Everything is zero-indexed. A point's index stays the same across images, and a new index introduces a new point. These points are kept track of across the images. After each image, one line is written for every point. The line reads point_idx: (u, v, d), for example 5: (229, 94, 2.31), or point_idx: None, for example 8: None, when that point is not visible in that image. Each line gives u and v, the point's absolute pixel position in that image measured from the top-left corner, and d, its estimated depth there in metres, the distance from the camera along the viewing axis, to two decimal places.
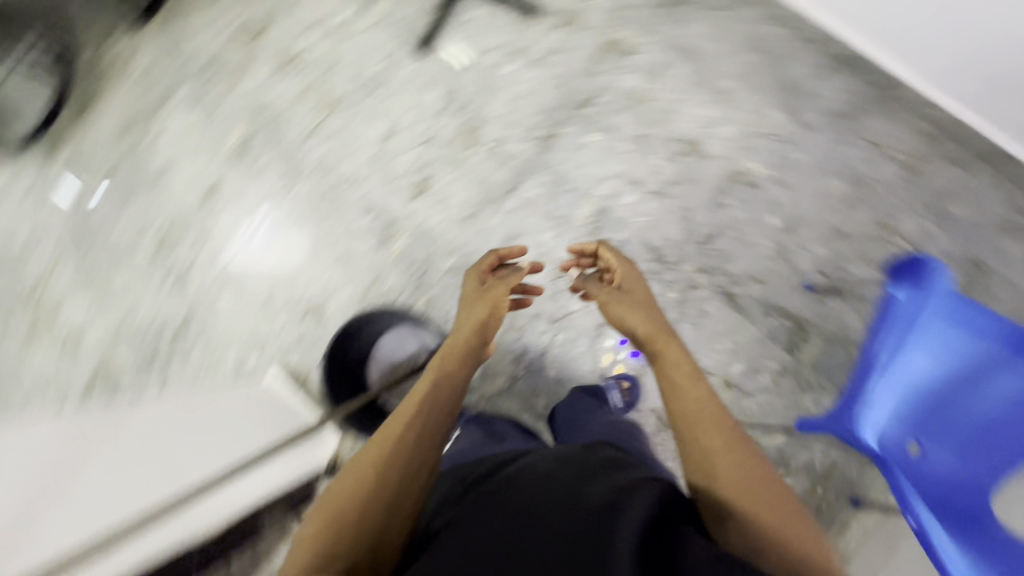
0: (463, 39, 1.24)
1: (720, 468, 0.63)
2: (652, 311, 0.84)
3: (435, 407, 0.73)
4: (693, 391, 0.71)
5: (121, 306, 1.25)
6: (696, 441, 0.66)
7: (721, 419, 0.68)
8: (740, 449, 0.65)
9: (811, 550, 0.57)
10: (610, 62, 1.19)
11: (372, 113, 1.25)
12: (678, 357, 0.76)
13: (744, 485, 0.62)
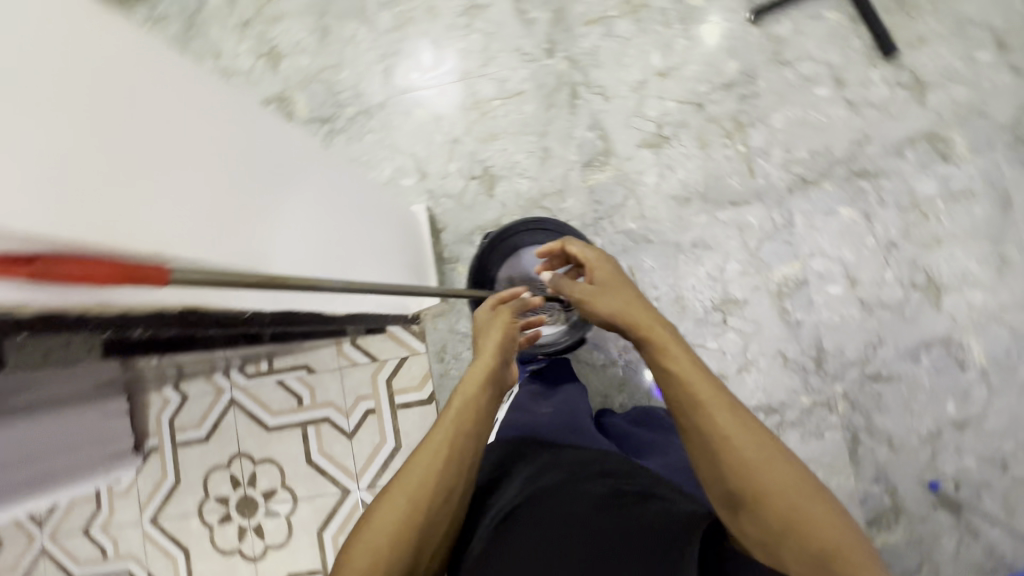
0: (798, 32, 1.10)
1: (734, 454, 0.57)
2: (625, 292, 0.79)
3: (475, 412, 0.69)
4: (691, 375, 0.64)
5: (330, 56, 1.22)
6: (703, 424, 0.60)
7: (734, 405, 0.61)
8: (751, 441, 0.58)
9: (839, 534, 0.51)
10: (919, 153, 1.06)
11: (661, 41, 1.13)
12: (670, 343, 0.69)
13: (766, 478, 0.55)
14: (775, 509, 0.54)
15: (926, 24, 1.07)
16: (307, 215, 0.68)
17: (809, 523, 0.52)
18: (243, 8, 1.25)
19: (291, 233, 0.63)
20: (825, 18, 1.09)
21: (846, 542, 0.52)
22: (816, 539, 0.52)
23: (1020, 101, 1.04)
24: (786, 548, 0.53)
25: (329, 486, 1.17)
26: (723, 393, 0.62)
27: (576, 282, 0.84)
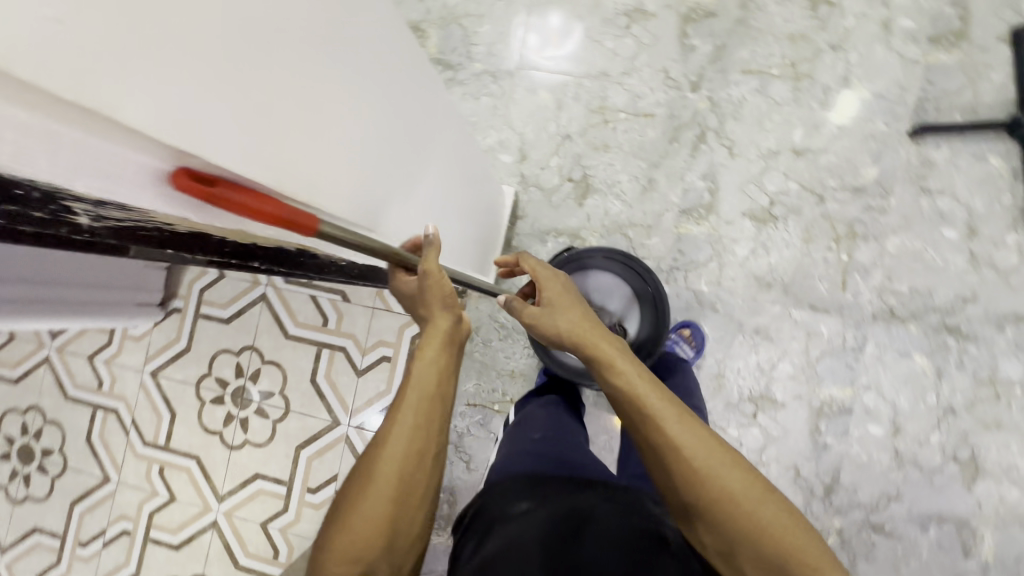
0: (954, 165, 1.03)
1: (691, 468, 0.58)
2: (579, 308, 0.72)
3: (438, 404, 0.55)
4: (640, 387, 0.63)
5: (478, 4, 1.18)
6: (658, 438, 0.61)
7: (683, 414, 0.62)
8: (704, 452, 0.59)
9: (793, 535, 0.55)
10: (1021, 334, 1.00)
11: (810, 120, 1.07)
12: (620, 353, 0.67)
13: (717, 484, 0.57)
14: (737, 521, 0.56)
15: None
16: (419, 178, 0.66)
17: (774, 530, 0.55)
18: None
19: (400, 192, 0.60)
20: (987, 162, 1.02)
21: (804, 541, 0.56)
22: (777, 542, 0.55)
23: None
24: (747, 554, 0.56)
25: (322, 411, 1.19)
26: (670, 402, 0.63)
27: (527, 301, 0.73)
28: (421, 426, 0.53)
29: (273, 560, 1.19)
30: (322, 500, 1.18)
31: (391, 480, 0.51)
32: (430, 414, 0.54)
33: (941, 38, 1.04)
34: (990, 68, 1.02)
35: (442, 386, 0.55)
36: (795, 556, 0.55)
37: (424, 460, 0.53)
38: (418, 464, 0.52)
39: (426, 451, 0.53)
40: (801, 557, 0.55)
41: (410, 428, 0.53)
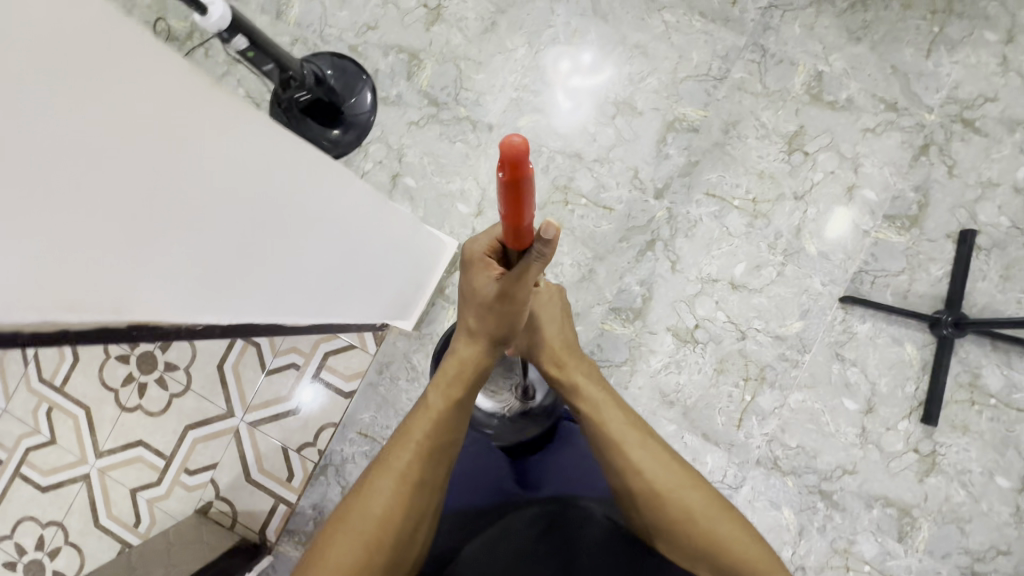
0: (871, 341, 1.06)
1: (654, 485, 0.65)
2: (566, 322, 0.79)
3: (435, 440, 0.65)
4: (612, 413, 0.71)
5: (480, 52, 1.19)
6: (623, 463, 0.67)
7: (646, 439, 0.69)
8: (667, 471, 0.67)
9: (758, 553, 0.63)
10: (883, 515, 1.04)
11: (755, 258, 1.10)
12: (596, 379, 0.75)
13: (678, 505, 0.64)
14: (696, 534, 0.63)
15: (977, 417, 1.04)
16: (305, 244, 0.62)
17: (730, 541, 0.63)
18: None
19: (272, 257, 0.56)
20: (902, 347, 1.05)
21: (762, 550, 0.63)
22: (730, 551, 0.62)
23: (1000, 541, 1.02)
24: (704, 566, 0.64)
25: (220, 398, 1.20)
26: (636, 425, 0.70)
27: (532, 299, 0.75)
28: (422, 469, 0.64)
29: (132, 528, 1.20)
30: (196, 483, 1.20)
31: (390, 531, 0.60)
32: (434, 449, 0.65)
33: (895, 218, 1.08)
34: (931, 260, 1.06)
35: (446, 423, 0.67)
36: (750, 563, 0.62)
37: (427, 494, 0.64)
38: (418, 517, 0.62)
39: (427, 483, 0.64)
40: (755, 565, 0.62)
41: (414, 474, 0.63)
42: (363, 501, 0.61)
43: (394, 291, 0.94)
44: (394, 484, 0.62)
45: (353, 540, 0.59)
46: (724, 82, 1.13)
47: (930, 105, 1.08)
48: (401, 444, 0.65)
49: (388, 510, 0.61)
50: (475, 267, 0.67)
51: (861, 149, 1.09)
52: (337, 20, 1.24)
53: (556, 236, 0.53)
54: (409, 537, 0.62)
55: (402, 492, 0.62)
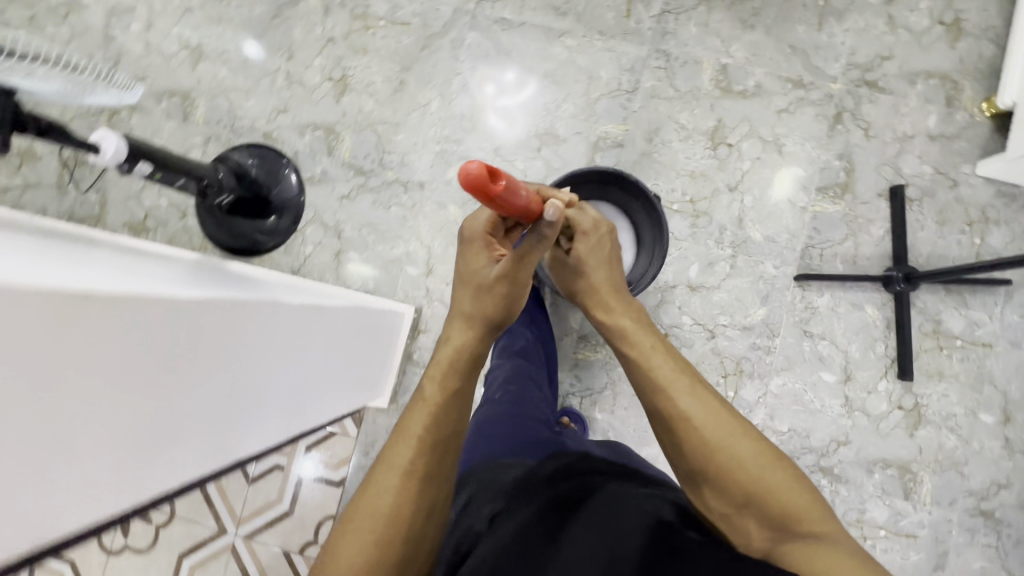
0: (833, 311, 1.08)
1: (704, 435, 0.62)
2: (603, 280, 0.82)
3: (436, 433, 0.59)
4: (658, 361, 0.71)
5: (395, 113, 1.19)
6: (673, 410, 0.65)
7: (694, 386, 0.67)
8: (717, 419, 0.63)
9: (810, 507, 0.57)
10: (887, 479, 1.05)
11: (706, 256, 1.11)
12: (638, 331, 0.76)
13: (728, 452, 0.60)
14: (742, 481, 0.59)
15: (949, 361, 1.06)
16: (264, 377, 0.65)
17: (781, 491, 0.58)
18: (334, 22, 1.22)
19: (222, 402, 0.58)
20: (864, 311, 1.08)
21: (813, 505, 0.58)
22: (777, 500, 0.58)
23: (998, 476, 1.04)
24: (752, 516, 0.58)
25: (209, 518, 1.16)
26: (690, 372, 0.69)
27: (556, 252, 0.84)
28: (424, 459, 0.57)
29: None
30: None
31: (395, 527, 0.54)
32: (436, 439, 0.59)
33: (827, 189, 1.11)
34: (870, 221, 1.09)
35: (449, 409, 0.62)
36: (799, 512, 0.57)
37: (433, 485, 0.57)
38: (426, 512, 0.56)
39: (432, 475, 0.57)
40: (804, 518, 0.57)
41: (419, 464, 0.57)
42: (366, 499, 0.55)
43: (364, 376, 0.96)
44: (398, 479, 0.56)
45: (355, 543, 0.52)
46: (637, 94, 1.15)
47: (834, 74, 1.12)
48: (402, 435, 0.59)
49: (393, 505, 0.54)
50: (479, 246, 0.74)
51: (780, 129, 1.12)
52: (246, 110, 1.22)
53: (558, 217, 0.65)
54: (417, 535, 0.55)
55: (407, 485, 0.56)
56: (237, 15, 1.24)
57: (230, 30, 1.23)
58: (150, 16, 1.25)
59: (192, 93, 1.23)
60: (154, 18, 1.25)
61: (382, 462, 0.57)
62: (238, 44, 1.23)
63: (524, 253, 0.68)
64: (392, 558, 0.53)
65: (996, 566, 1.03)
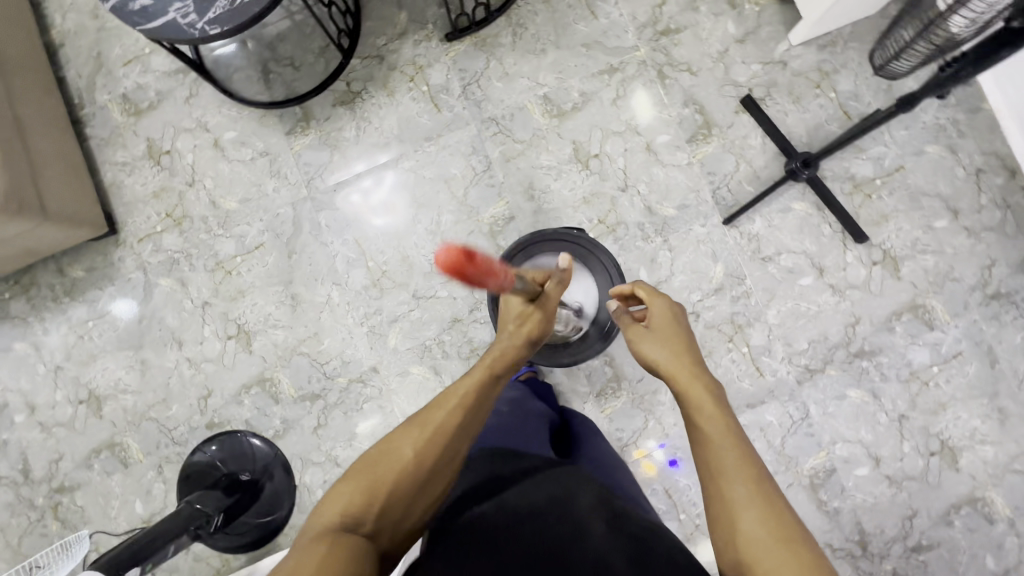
0: (772, 228, 1.12)
1: (744, 525, 0.54)
2: (676, 342, 0.75)
3: (468, 419, 0.63)
4: (722, 445, 0.61)
5: (306, 326, 1.15)
6: (725, 491, 0.57)
7: (757, 477, 0.57)
8: (770, 537, 0.52)
9: None
10: (908, 326, 1.10)
11: (645, 257, 1.13)
12: (701, 397, 0.67)
13: (761, 545, 0.52)
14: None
15: (884, 200, 1.12)
16: None
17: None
18: (197, 287, 1.17)
19: None
20: (794, 210, 1.12)
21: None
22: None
23: (983, 261, 1.10)
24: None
25: None
26: (752, 468, 0.58)
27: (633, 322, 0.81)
28: (454, 435, 0.61)
29: None
30: None
31: (391, 491, 0.56)
32: (464, 416, 0.62)
33: (696, 135, 1.15)
34: (746, 137, 1.14)
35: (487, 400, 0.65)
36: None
37: (440, 481, 0.59)
38: (427, 489, 0.58)
39: (442, 468, 0.59)
40: None
41: (444, 438, 0.60)
42: (383, 454, 0.59)
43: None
44: (418, 446, 0.59)
45: (354, 484, 0.56)
46: (493, 167, 1.16)
47: (632, 42, 1.16)
48: (444, 401, 0.63)
49: (400, 471, 0.57)
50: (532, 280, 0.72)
51: (625, 115, 1.16)
52: (175, 417, 1.15)
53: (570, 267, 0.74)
54: (404, 515, 0.56)
55: (422, 458, 0.58)
56: (107, 343, 1.17)
57: (110, 360, 1.17)
58: (29, 399, 1.17)
59: (117, 439, 1.15)
60: (33, 398, 1.17)
61: (411, 425, 0.61)
62: (126, 366, 1.17)
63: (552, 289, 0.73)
64: (373, 520, 0.54)
65: None
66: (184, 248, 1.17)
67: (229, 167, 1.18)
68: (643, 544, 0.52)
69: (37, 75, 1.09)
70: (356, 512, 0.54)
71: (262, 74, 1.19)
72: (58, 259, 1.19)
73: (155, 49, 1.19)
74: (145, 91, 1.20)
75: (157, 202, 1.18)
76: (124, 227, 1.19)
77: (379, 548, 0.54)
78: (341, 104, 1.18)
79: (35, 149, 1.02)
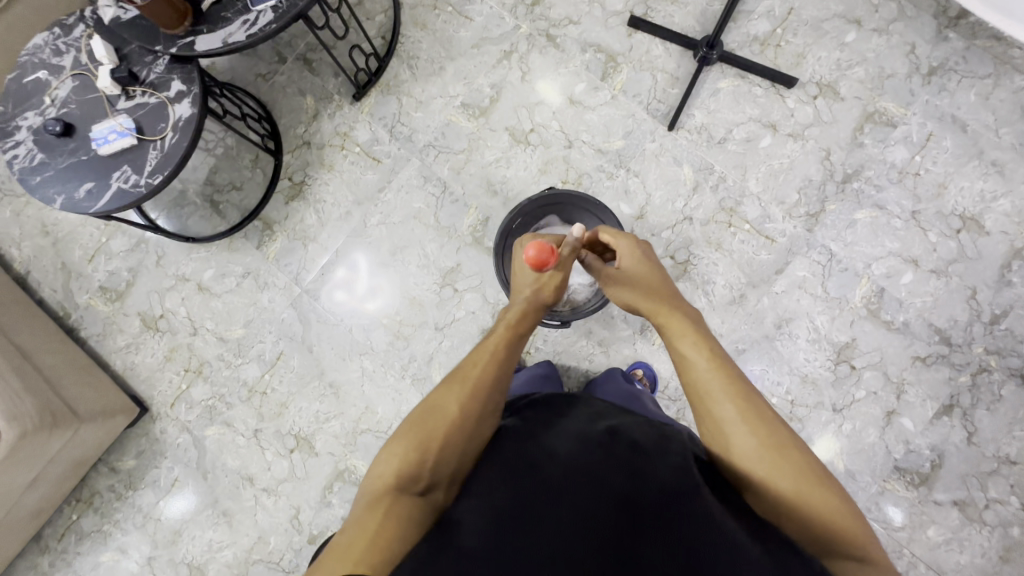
0: (712, 113, 1.18)
1: (740, 442, 0.54)
2: (653, 278, 0.73)
3: (502, 364, 0.60)
4: (705, 374, 0.59)
5: (355, 405, 1.17)
6: (719, 416, 0.56)
7: (744, 399, 0.56)
8: (760, 451, 0.52)
9: (836, 523, 0.49)
10: (874, 134, 1.14)
11: (619, 193, 1.17)
12: (678, 325, 0.65)
13: (752, 460, 0.53)
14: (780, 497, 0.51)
15: (792, 42, 1.18)
16: None
17: (820, 511, 0.49)
18: (242, 420, 1.18)
19: None
20: (722, 89, 1.18)
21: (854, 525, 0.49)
22: (807, 512, 0.49)
23: (906, 47, 1.15)
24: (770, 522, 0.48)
25: None
26: (737, 386, 0.57)
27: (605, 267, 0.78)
28: (496, 386, 0.58)
29: None
30: None
31: (441, 448, 0.52)
32: (499, 370, 0.59)
33: (607, 71, 1.21)
34: (649, 51, 1.21)
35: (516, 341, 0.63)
36: (840, 535, 0.49)
37: (486, 426, 0.56)
38: (470, 441, 0.54)
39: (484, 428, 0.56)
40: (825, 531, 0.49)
41: (482, 382, 0.57)
42: (425, 412, 0.55)
43: None
44: (466, 400, 0.55)
45: (397, 448, 0.52)
46: (450, 185, 1.21)
47: (511, 24, 1.24)
48: (477, 354, 0.61)
49: (450, 424, 0.53)
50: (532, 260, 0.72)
51: (538, 86, 1.22)
52: (277, 549, 1.14)
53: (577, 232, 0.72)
54: (458, 468, 0.52)
55: (468, 414, 0.54)
56: (184, 511, 1.18)
57: (195, 526, 1.17)
58: None
59: None
60: None
61: (449, 382, 0.58)
62: (211, 523, 1.17)
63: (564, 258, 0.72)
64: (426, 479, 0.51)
65: (980, 82, 1.12)
66: (214, 393, 1.20)
67: (222, 301, 1.22)
68: (645, 456, 0.51)
69: (19, 304, 1.14)
70: (409, 470, 0.50)
71: (213, 208, 1.25)
72: (106, 459, 1.20)
73: (111, 233, 1.25)
74: (119, 273, 1.25)
75: (172, 363, 1.22)
76: (153, 401, 1.21)
77: (440, 501, 0.51)
78: (293, 199, 1.24)
79: (44, 365, 1.06)
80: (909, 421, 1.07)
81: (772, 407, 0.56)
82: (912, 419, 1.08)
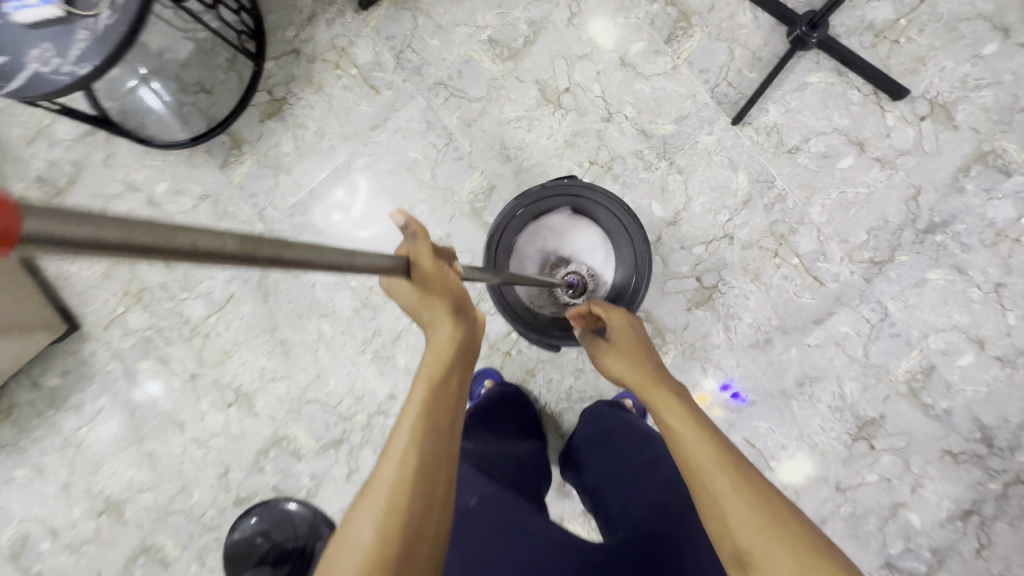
0: (791, 113, 0.95)
1: (732, 510, 0.48)
2: (637, 352, 0.70)
3: (420, 474, 0.45)
4: (695, 445, 0.54)
5: (305, 370, 1.03)
6: (710, 485, 0.50)
7: (728, 462, 0.52)
8: (753, 522, 0.47)
9: None
10: (980, 179, 0.92)
11: (653, 189, 0.97)
12: (664, 397, 0.62)
13: (746, 533, 0.47)
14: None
15: (914, 41, 0.93)
16: None
17: None
18: (180, 360, 1.06)
19: None
20: (810, 85, 0.95)
21: None
22: None
23: None
24: None
25: None
26: (728, 455, 0.53)
27: (593, 337, 0.76)
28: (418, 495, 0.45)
29: None
30: None
31: None
32: (418, 482, 0.45)
33: (675, 32, 0.97)
34: (733, 16, 0.96)
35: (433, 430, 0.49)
36: None
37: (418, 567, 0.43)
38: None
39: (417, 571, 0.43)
40: None
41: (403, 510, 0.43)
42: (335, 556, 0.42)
43: None
44: (380, 521, 0.42)
45: None
46: (456, 137, 1.00)
47: None
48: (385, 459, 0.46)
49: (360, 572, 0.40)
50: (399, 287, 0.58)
51: (586, 34, 0.98)
52: (200, 503, 1.05)
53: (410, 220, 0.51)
54: None
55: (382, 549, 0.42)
56: (106, 443, 1.07)
57: (116, 462, 1.07)
58: (47, 524, 1.08)
59: (148, 541, 1.06)
60: (51, 522, 1.08)
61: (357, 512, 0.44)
62: (134, 463, 1.07)
63: (414, 256, 0.53)
64: None
65: None
66: (153, 324, 1.06)
67: (172, 223, 1.05)
68: None
69: None
70: None
71: (175, 109, 1.05)
72: (29, 371, 1.09)
73: (55, 116, 1.06)
74: (59, 166, 1.06)
75: (110, 282, 1.07)
76: (84, 319, 1.07)
77: None
78: (269, 118, 1.03)
79: None
80: (916, 519, 0.93)
81: (761, 475, 0.52)
82: (920, 516, 0.95)
